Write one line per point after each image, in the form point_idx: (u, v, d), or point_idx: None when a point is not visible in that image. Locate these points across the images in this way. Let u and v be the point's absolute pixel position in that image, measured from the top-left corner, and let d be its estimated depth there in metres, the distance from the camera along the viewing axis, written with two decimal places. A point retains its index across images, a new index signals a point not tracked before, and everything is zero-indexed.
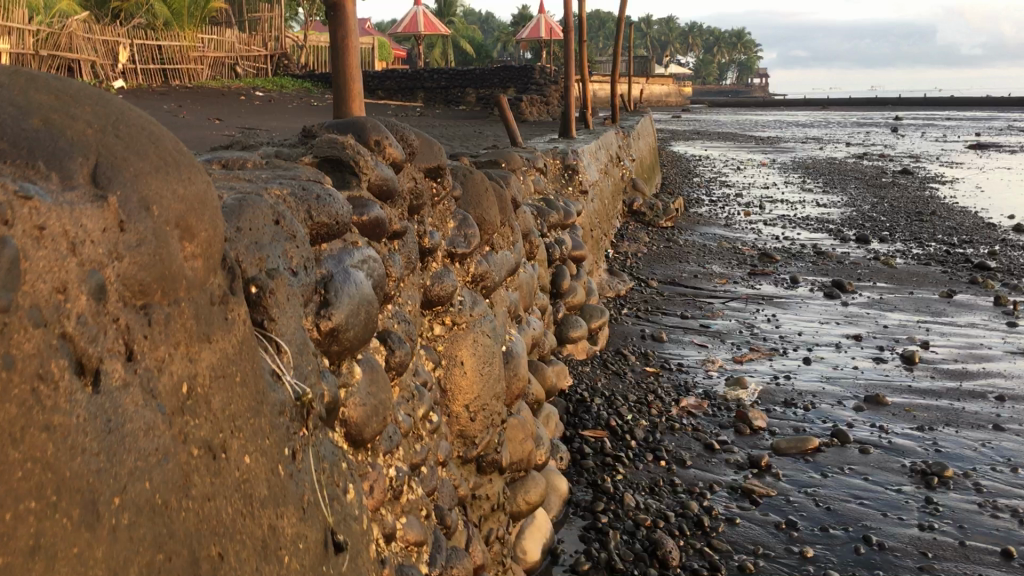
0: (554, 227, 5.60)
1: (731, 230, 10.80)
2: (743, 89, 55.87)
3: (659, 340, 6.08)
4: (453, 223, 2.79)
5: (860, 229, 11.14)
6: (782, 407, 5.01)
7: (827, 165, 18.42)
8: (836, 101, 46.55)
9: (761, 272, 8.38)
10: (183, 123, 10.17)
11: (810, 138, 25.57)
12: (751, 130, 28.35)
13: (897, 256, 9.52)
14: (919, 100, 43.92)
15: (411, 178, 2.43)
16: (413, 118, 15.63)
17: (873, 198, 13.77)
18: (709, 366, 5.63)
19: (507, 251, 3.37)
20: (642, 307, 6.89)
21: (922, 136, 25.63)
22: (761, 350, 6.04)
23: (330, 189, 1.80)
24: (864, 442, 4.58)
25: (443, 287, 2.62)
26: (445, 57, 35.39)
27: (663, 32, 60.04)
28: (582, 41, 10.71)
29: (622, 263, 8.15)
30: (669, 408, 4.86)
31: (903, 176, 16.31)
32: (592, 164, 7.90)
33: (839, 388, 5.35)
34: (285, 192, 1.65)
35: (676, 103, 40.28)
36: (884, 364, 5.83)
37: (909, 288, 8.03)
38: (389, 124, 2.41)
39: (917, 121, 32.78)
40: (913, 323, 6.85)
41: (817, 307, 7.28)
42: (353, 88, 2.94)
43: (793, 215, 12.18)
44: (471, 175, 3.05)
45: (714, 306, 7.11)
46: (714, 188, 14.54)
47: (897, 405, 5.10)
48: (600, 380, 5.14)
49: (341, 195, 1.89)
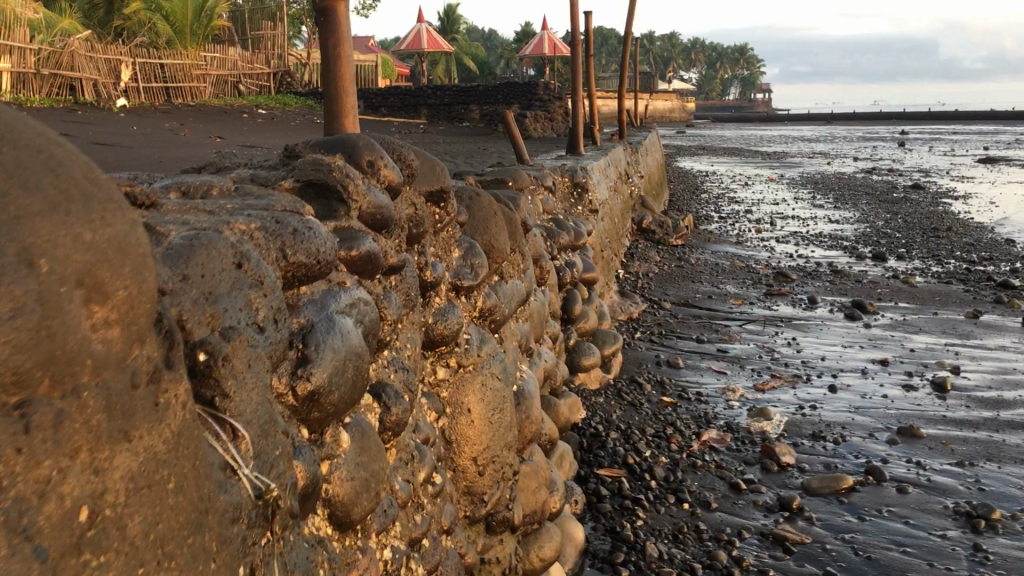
0: (564, 248, 5.31)
1: (743, 248, 10.51)
2: (745, 104, 55.75)
3: (675, 367, 5.77)
4: (459, 252, 2.49)
5: (875, 246, 10.84)
6: (809, 441, 4.69)
7: (837, 180, 18.12)
8: (841, 116, 46.34)
9: (778, 292, 8.06)
10: (182, 141, 9.90)
11: (817, 153, 25.31)
12: (757, 145, 28.08)
13: (916, 274, 9.21)
14: (924, 115, 43.81)
15: (409, 203, 2.13)
16: (417, 135, 15.41)
17: (887, 214, 13.47)
18: (730, 395, 5.31)
19: (517, 279, 3.07)
20: (655, 330, 6.57)
21: (930, 151, 25.34)
22: (783, 377, 5.71)
23: (312, 222, 1.49)
24: (900, 480, 4.26)
25: (446, 325, 2.31)
26: (449, 75, 35.38)
27: (664, 47, 59.99)
28: (588, 56, 10.45)
29: (633, 284, 7.85)
30: (690, 442, 4.54)
31: (915, 191, 16.00)
32: (601, 182, 7.61)
33: (870, 419, 5.03)
34: (254, 226, 1.34)
35: (681, 118, 40.06)
36: (914, 392, 5.51)
37: (932, 308, 7.72)
38: (385, 140, 2.10)
39: (923, 135, 32.49)
40: (941, 346, 6.53)
41: (839, 329, 6.96)
42: (345, 101, 2.64)
43: (805, 231, 11.88)
44: (478, 197, 2.74)
45: (731, 329, 6.79)
46: (722, 204, 14.26)
47: (933, 437, 4.78)
48: (615, 412, 4.82)
49: (326, 227, 1.59)
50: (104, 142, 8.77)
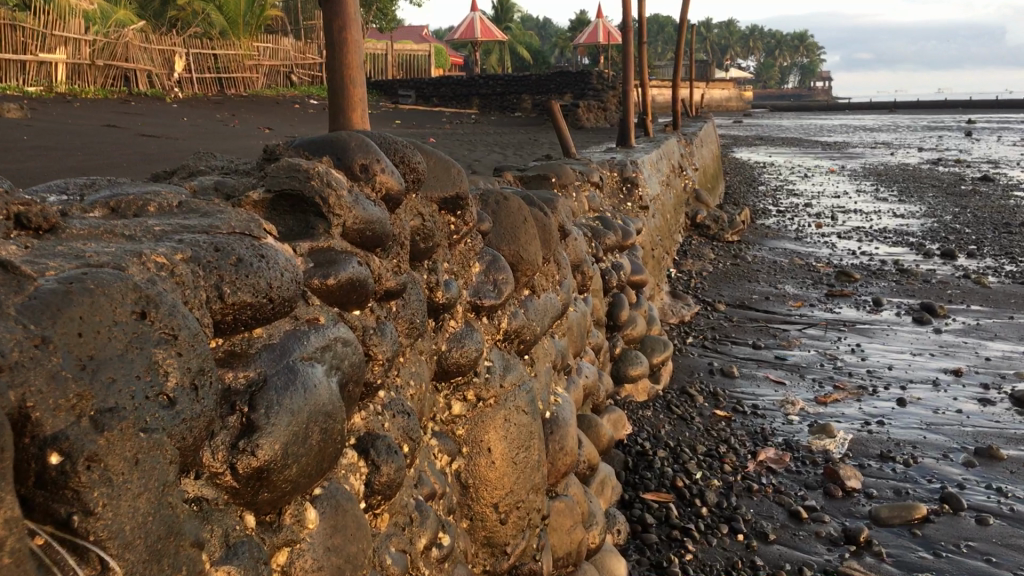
0: (611, 248, 4.96)
1: (803, 244, 10.05)
2: (805, 93, 54.53)
3: (729, 376, 5.40)
4: (480, 266, 2.17)
5: (943, 242, 10.28)
6: (876, 462, 4.30)
7: (900, 171, 17.45)
8: (902, 105, 45.03)
9: (840, 293, 7.63)
10: (230, 132, 9.73)
11: (879, 143, 24.51)
12: (817, 134, 27.35)
13: (989, 273, 8.68)
14: (992, 103, 42.31)
15: (415, 214, 1.82)
16: (469, 125, 15.14)
17: (955, 208, 12.86)
18: (789, 409, 4.93)
19: (552, 293, 2.74)
20: (709, 335, 6.20)
21: (999, 141, 24.38)
22: (847, 388, 5.31)
23: (266, 248, 1.18)
24: (981, 509, 3.83)
25: (462, 352, 2.01)
26: (501, 65, 35.20)
27: (721, 34, 58.94)
28: (642, 44, 10.05)
29: (686, 284, 7.47)
30: (745, 462, 4.18)
31: (984, 183, 15.30)
32: (654, 177, 7.24)
33: (943, 438, 4.60)
34: (181, 257, 1.04)
35: (738, 107, 39.21)
36: (992, 407, 5.06)
37: (1007, 312, 7.20)
38: (386, 139, 1.78)
39: (991, 124, 31.34)
40: (1018, 355, 6.05)
41: (906, 335, 6.50)
42: (353, 93, 2.35)
43: (868, 227, 11.36)
44: (506, 201, 2.42)
45: (790, 335, 6.38)
46: (780, 197, 13.74)
47: (1015, 460, 4.33)
48: (663, 427, 4.48)
49: (289, 252, 1.28)
50: (151, 134, 8.62)
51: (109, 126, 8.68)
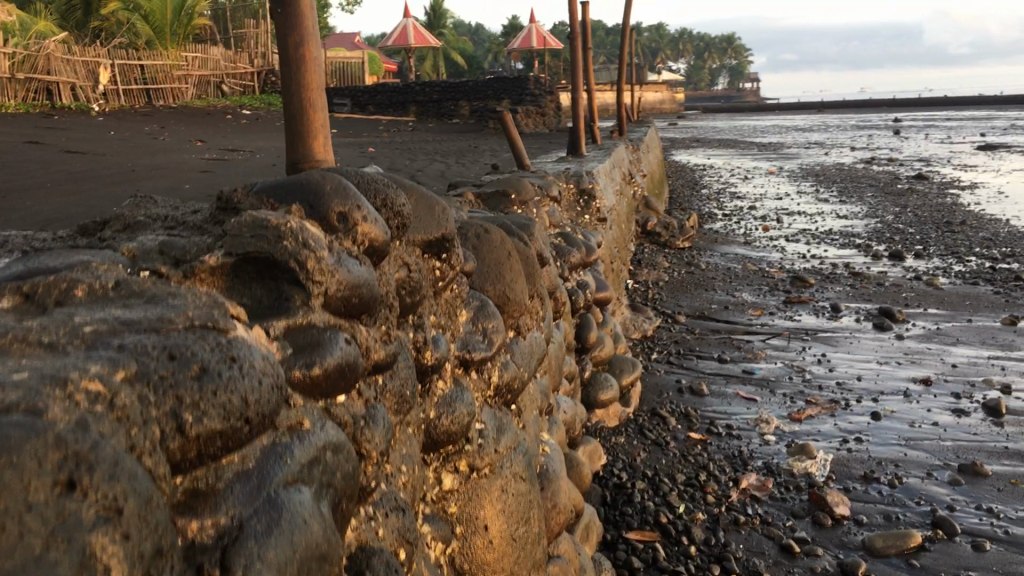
0: (576, 267, 4.72)
1: (753, 249, 9.93)
2: (735, 93, 55.17)
3: (699, 394, 5.19)
4: (467, 314, 1.91)
5: (889, 243, 10.25)
6: (861, 484, 4.11)
7: (837, 171, 17.55)
8: (829, 105, 45.71)
9: (797, 299, 7.49)
10: (161, 146, 9.25)
11: (812, 143, 24.73)
12: (751, 136, 27.52)
13: (938, 274, 8.63)
14: (916, 100, 43.20)
15: (400, 264, 1.55)
16: (407, 133, 14.79)
17: (895, 207, 12.90)
18: (764, 428, 4.73)
19: (536, 332, 2.48)
20: (673, 349, 6.00)
21: (927, 138, 24.76)
22: (819, 403, 5.13)
23: (240, 351, 0.98)
24: (976, 534, 3.66)
25: (453, 418, 1.74)
26: (436, 70, 34.88)
27: (651, 38, 59.39)
28: (586, 50, 9.86)
29: (643, 296, 7.28)
30: (728, 491, 3.96)
31: (919, 182, 15.43)
32: (608, 187, 7.04)
33: (925, 454, 4.43)
34: (129, 385, 0.84)
35: (671, 109, 39.37)
36: (967, 417, 4.90)
37: (965, 315, 7.11)
38: (365, 179, 1.50)
39: (916, 122, 31.90)
40: (984, 360, 5.92)
41: (870, 342, 6.36)
42: (313, 117, 2.08)
43: (813, 229, 11.31)
44: (488, 234, 2.16)
45: (754, 346, 6.20)
46: (724, 201, 13.65)
47: (1000, 476, 4.16)
48: (638, 455, 4.26)
49: (260, 347, 1.03)
50: (76, 149, 8.15)
51: (31, 142, 8.17)
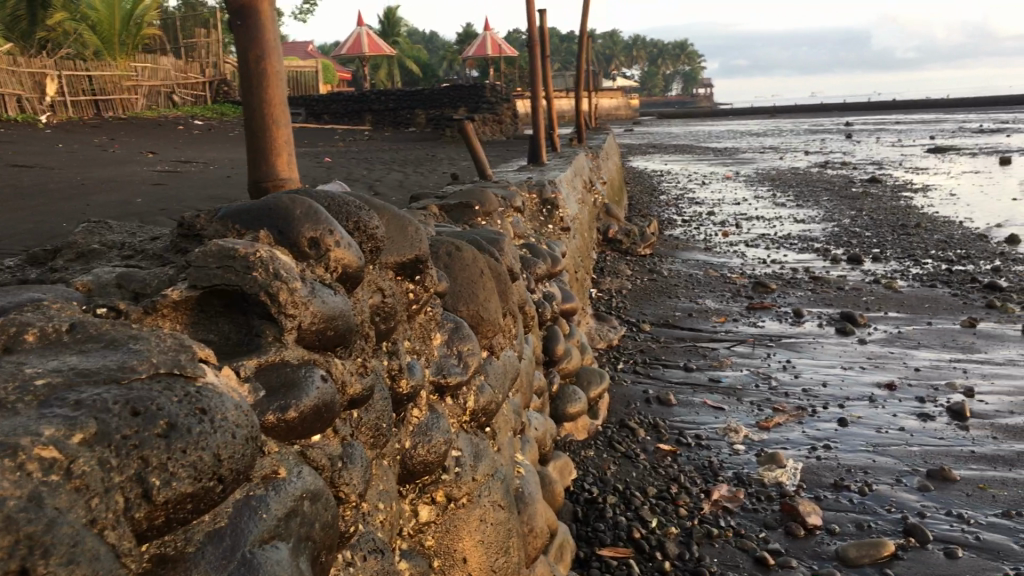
0: (541, 278, 4.67)
1: (713, 255, 9.95)
2: (688, 99, 55.59)
3: (667, 404, 5.16)
4: (441, 336, 1.84)
5: (847, 247, 10.33)
6: (832, 493, 4.10)
7: (792, 175, 17.70)
8: (781, 109, 46.19)
9: (760, 305, 7.51)
10: (111, 158, 9.06)
11: (767, 147, 24.93)
12: (706, 141, 27.70)
13: (897, 277, 8.69)
14: (866, 104, 43.76)
15: (374, 289, 1.48)
16: (363, 142, 14.63)
17: (851, 210, 13.01)
18: (733, 437, 4.70)
19: (509, 351, 2.42)
20: (639, 359, 5.98)
21: (879, 142, 25.08)
22: (787, 410, 5.12)
23: (213, 404, 0.98)
24: (948, 540, 3.65)
25: (429, 447, 1.66)
26: (391, 78, 34.71)
27: (606, 45, 59.65)
28: (544, 58, 9.82)
29: (607, 305, 7.26)
30: (700, 503, 3.92)
31: (873, 185, 15.59)
32: (571, 196, 7.02)
33: (894, 460, 4.43)
34: (90, 452, 0.84)
35: (627, 116, 39.54)
36: (933, 422, 4.92)
37: (925, 318, 7.16)
38: (338, 201, 1.43)
39: (867, 126, 32.31)
40: (946, 364, 5.95)
41: (834, 348, 6.37)
42: (276, 133, 2.12)
43: (772, 233, 11.37)
44: (460, 251, 2.10)
45: (720, 354, 6.19)
46: (683, 206, 13.70)
47: (968, 481, 4.17)
48: (609, 468, 4.20)
49: (231, 398, 1.02)
50: (23, 163, 7.93)
51: None
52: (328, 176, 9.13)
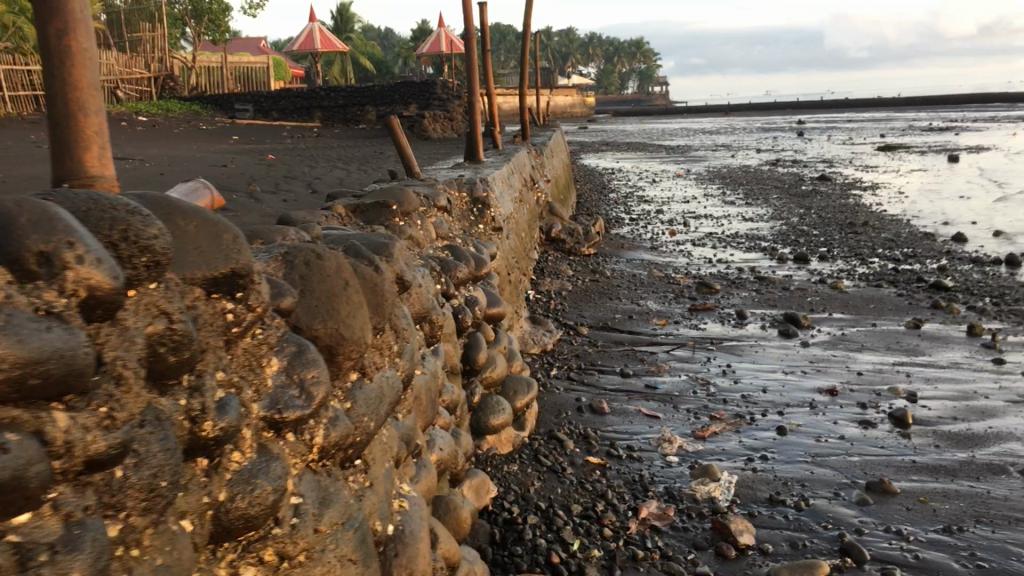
0: (463, 281, 4.41)
1: (659, 254, 9.74)
2: (643, 98, 55.63)
3: (600, 413, 4.92)
4: (279, 364, 1.61)
5: (794, 246, 10.18)
6: (766, 508, 3.88)
7: (743, 173, 17.64)
8: (735, 107, 46.30)
9: (703, 307, 7.31)
10: (42, 155, 8.64)
11: (719, 145, 24.89)
12: (660, 138, 27.58)
13: (842, 276, 8.55)
14: (819, 103, 44.01)
15: (154, 313, 1.34)
16: (309, 139, 14.28)
17: (799, 208, 12.92)
18: (667, 448, 4.48)
19: (388, 371, 2.16)
20: (573, 365, 5.73)
21: (830, 140, 25.15)
22: (724, 418, 4.90)
23: None
24: (885, 560, 3.45)
25: (250, 499, 1.43)
26: (344, 77, 34.31)
27: (561, 45, 59.66)
28: (486, 52, 9.55)
29: (545, 307, 7.02)
30: (626, 522, 3.67)
31: (823, 183, 15.54)
32: (506, 195, 6.74)
33: (832, 471, 4.23)
34: None
35: (581, 113, 39.35)
36: (873, 429, 4.73)
37: (869, 319, 7.00)
38: (93, 211, 1.29)
39: (820, 124, 32.43)
40: (889, 367, 5.78)
41: (774, 351, 6.18)
42: (85, 123, 1.95)
43: (720, 232, 11.23)
44: (319, 261, 1.85)
45: (658, 358, 5.97)
46: (632, 205, 13.52)
47: (909, 494, 3.98)
48: (532, 484, 3.95)
49: None
50: None
51: None
52: (266, 174, 8.78)
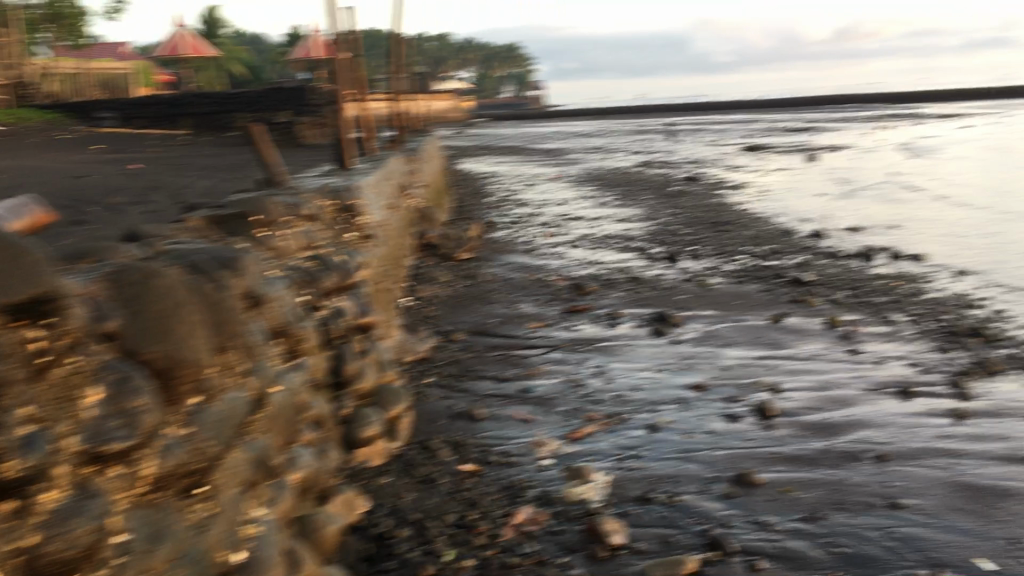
0: (330, 293, 4.32)
1: (534, 257, 9.82)
2: (520, 102, 56.10)
3: (474, 419, 4.90)
4: (105, 393, 1.67)
5: (665, 246, 10.41)
6: (638, 507, 3.93)
7: (617, 175, 17.98)
8: (608, 110, 47.20)
9: (577, 308, 7.39)
10: None
11: (594, 147, 25.30)
12: (537, 142, 27.86)
13: (711, 274, 8.80)
14: (689, 105, 45.30)
15: None
16: (176, 147, 13.81)
17: (670, 209, 13.25)
18: (541, 452, 4.49)
19: (235, 393, 2.19)
20: (448, 372, 5.70)
21: (700, 141, 25.91)
22: (597, 419, 4.96)
23: None
24: (751, 551, 3.54)
25: (67, 542, 1.51)
26: (214, 83, 33.38)
27: (437, 49, 59.58)
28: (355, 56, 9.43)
29: (420, 314, 6.97)
30: (499, 530, 3.66)
31: (692, 183, 15.99)
32: (377, 202, 6.65)
33: (700, 467, 4.33)
34: None
35: (459, 117, 39.38)
36: (739, 423, 4.87)
37: (736, 315, 7.21)
38: None
39: (690, 126, 33.38)
40: (754, 361, 5.97)
41: (646, 350, 6.30)
42: None
43: (594, 233, 11.40)
44: (150, 281, 1.88)
45: (533, 362, 5.99)
46: (508, 208, 13.59)
47: (773, 485, 4.11)
48: (405, 496, 3.90)
49: None
50: None
51: None
52: (127, 184, 8.43)
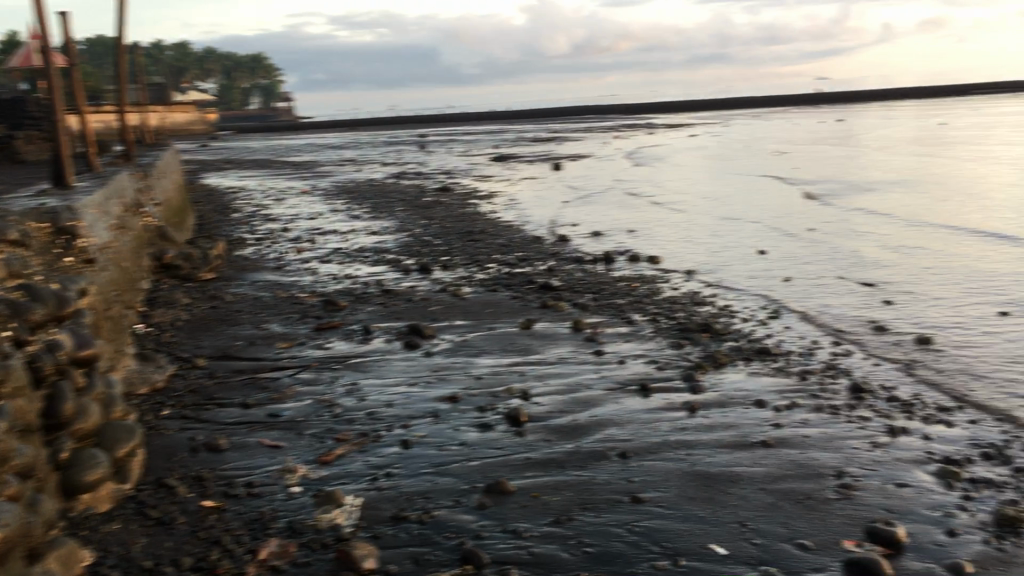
0: (41, 325, 3.91)
1: (283, 273, 9.50)
2: (268, 114, 54.53)
3: (217, 450, 4.62)
4: None
5: (418, 257, 10.40)
6: (391, 527, 3.84)
7: (369, 187, 17.83)
8: (360, 122, 46.91)
9: (328, 325, 7.20)
10: None
11: (346, 160, 24.99)
12: (286, 155, 27.15)
13: (462, 284, 8.89)
14: (439, 117, 45.86)
15: None
16: None
17: (422, 220, 13.28)
18: (289, 479, 4.30)
19: None
20: (188, 401, 5.35)
21: (451, 152, 26.27)
22: (349, 439, 4.82)
23: None
24: (503, 560, 3.55)
25: None
26: None
27: (176, 59, 56.72)
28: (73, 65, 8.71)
29: (156, 341, 6.52)
30: (243, 568, 3.45)
31: (444, 194, 16.15)
32: (101, 223, 6.15)
33: (453, 479, 4.30)
34: None
35: (202, 130, 37.66)
36: (491, 432, 4.90)
37: (488, 323, 7.30)
38: None
39: (441, 137, 33.78)
40: (505, 368, 6.06)
41: (399, 364, 6.23)
42: None
43: (345, 247, 11.21)
44: None
45: (281, 384, 5.76)
46: (256, 224, 13.10)
47: (523, 491, 4.15)
48: (136, 542, 3.60)
49: None
50: None
51: None
52: None
